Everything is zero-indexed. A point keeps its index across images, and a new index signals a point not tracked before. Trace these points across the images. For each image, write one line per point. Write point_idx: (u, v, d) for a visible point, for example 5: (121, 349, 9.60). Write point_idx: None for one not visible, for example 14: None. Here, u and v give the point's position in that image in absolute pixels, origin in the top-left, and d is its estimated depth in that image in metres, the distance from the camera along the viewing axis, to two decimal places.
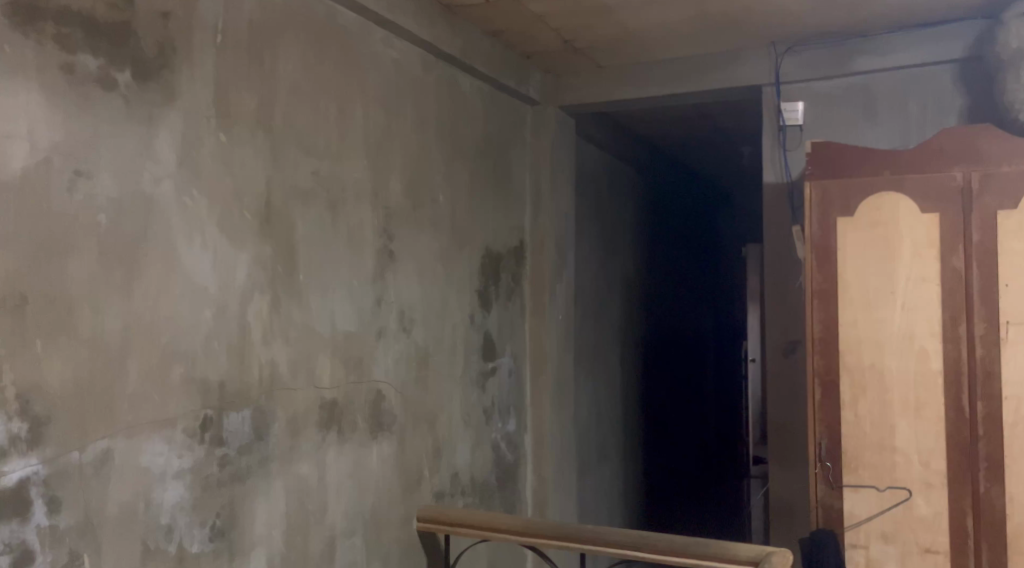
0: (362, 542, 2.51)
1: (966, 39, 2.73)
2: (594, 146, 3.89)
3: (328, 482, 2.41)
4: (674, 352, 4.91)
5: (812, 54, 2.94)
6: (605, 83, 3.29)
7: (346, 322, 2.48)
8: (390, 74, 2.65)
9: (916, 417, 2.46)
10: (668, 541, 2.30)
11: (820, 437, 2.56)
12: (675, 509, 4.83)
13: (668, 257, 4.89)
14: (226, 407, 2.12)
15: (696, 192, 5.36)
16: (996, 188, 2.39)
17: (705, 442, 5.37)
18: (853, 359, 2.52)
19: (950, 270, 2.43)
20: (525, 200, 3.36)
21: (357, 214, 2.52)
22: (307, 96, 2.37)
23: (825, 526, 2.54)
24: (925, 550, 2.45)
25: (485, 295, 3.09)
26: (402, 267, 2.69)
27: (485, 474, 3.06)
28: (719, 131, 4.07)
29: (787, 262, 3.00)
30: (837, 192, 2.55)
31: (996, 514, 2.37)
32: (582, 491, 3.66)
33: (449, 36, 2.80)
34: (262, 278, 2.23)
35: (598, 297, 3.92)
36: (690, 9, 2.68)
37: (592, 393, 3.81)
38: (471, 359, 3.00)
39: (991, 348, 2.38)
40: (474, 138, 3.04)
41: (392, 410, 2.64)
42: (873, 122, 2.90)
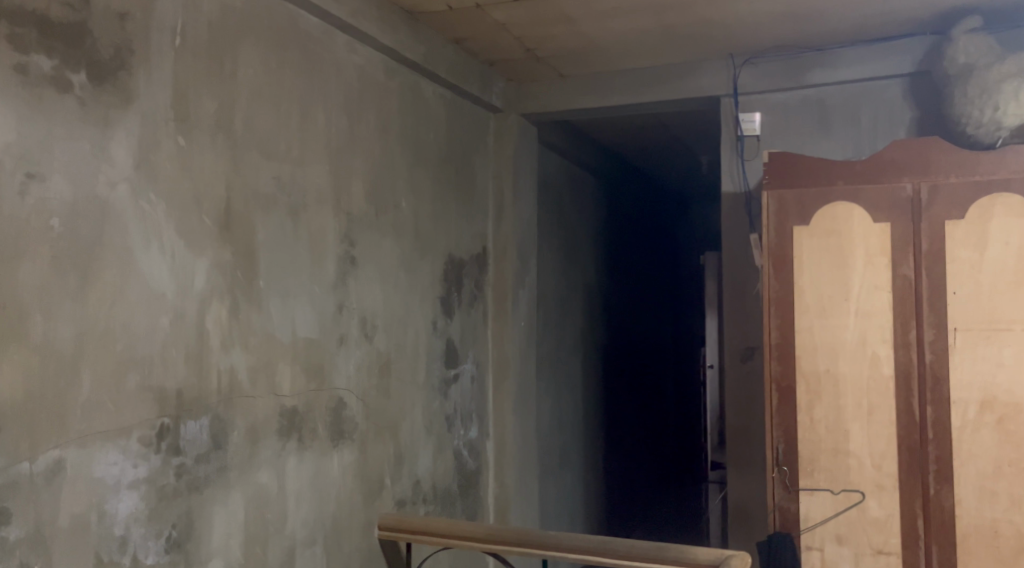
0: (322, 551, 2.49)
1: (916, 55, 2.82)
2: (555, 154, 3.92)
3: (288, 490, 2.39)
4: (634, 359, 4.95)
5: (769, 66, 3.00)
6: (566, 91, 3.32)
7: (308, 328, 2.46)
8: (352, 79, 2.65)
9: (869, 421, 2.52)
10: (628, 545, 2.32)
11: (776, 440, 2.61)
12: (635, 514, 4.86)
13: (628, 265, 4.93)
14: (183, 415, 2.10)
15: (656, 201, 5.42)
16: (944, 199, 2.47)
17: (664, 448, 5.42)
18: (809, 364, 2.57)
19: (901, 278, 2.50)
20: (488, 207, 3.38)
21: (318, 220, 2.51)
22: (268, 100, 2.36)
23: (781, 530, 2.58)
24: (878, 552, 2.50)
25: (447, 302, 3.10)
26: (365, 273, 2.68)
27: (447, 482, 3.05)
28: (679, 140, 4.13)
29: (744, 270, 3.05)
30: (792, 201, 2.61)
31: (945, 515, 2.44)
32: (544, 498, 3.67)
33: (412, 43, 2.80)
34: (222, 283, 2.21)
35: (560, 305, 3.95)
36: (649, 20, 2.72)
37: (553, 400, 3.83)
38: (433, 366, 3.00)
39: (941, 353, 2.45)
40: (437, 145, 3.05)
41: (353, 417, 2.63)
42: (828, 133, 2.97)
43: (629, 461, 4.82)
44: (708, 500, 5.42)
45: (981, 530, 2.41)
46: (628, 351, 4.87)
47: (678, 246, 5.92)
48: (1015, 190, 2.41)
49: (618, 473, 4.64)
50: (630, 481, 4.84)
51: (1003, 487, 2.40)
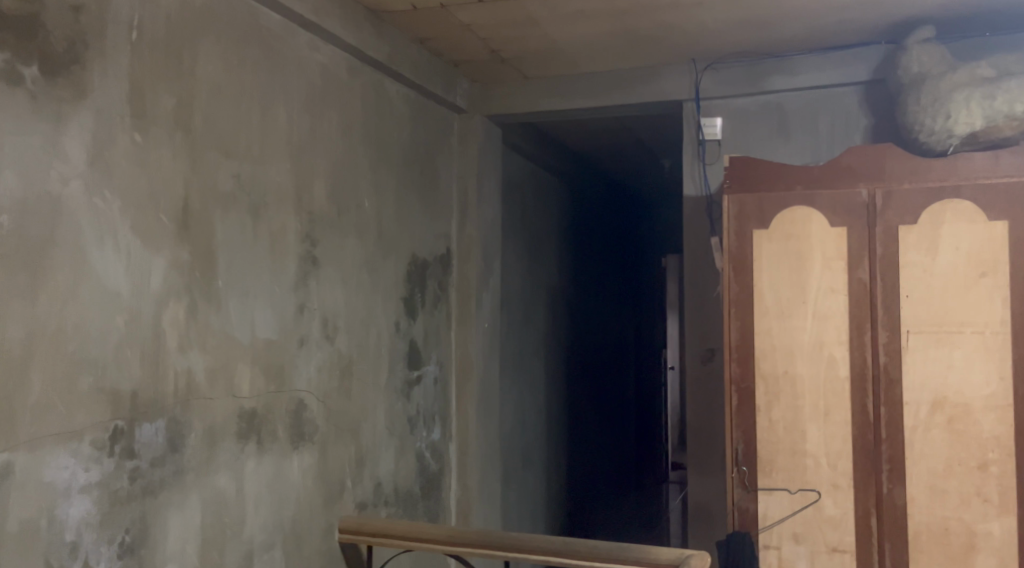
0: (281, 555, 2.46)
1: (871, 63, 2.88)
2: (519, 156, 3.92)
3: (247, 494, 2.36)
4: (596, 360, 4.97)
5: (729, 71, 3.05)
6: (530, 94, 3.33)
7: (267, 328, 2.43)
8: (314, 77, 2.62)
9: (825, 421, 2.57)
10: (590, 546, 2.33)
11: (736, 441, 2.65)
12: (597, 514, 4.87)
13: (590, 267, 4.95)
14: (138, 417, 2.06)
15: (619, 204, 5.45)
16: (898, 205, 2.53)
17: (626, 449, 5.45)
18: (768, 366, 2.62)
19: (856, 281, 2.55)
20: (452, 208, 3.37)
21: (279, 219, 2.48)
22: (228, 97, 2.32)
23: (740, 529, 2.63)
24: (833, 549, 2.55)
25: (411, 303, 3.08)
26: (326, 273, 2.66)
27: (409, 484, 3.04)
28: (641, 143, 4.16)
29: (705, 273, 3.09)
30: (752, 205, 2.66)
31: (898, 513, 2.50)
32: (507, 500, 3.67)
33: (376, 42, 2.79)
34: (179, 283, 2.17)
35: (524, 306, 3.95)
36: (611, 24, 2.75)
37: (516, 401, 3.83)
38: (395, 368, 2.98)
39: (894, 355, 2.51)
40: (400, 144, 3.03)
41: (314, 419, 2.60)
42: (787, 138, 3.02)
43: (591, 462, 4.83)
44: (669, 499, 5.47)
45: (931, 527, 2.48)
46: (590, 352, 4.89)
47: (639, 248, 5.97)
48: (966, 196, 2.48)
49: (580, 473, 4.66)
50: (592, 482, 4.85)
51: (952, 486, 2.46)
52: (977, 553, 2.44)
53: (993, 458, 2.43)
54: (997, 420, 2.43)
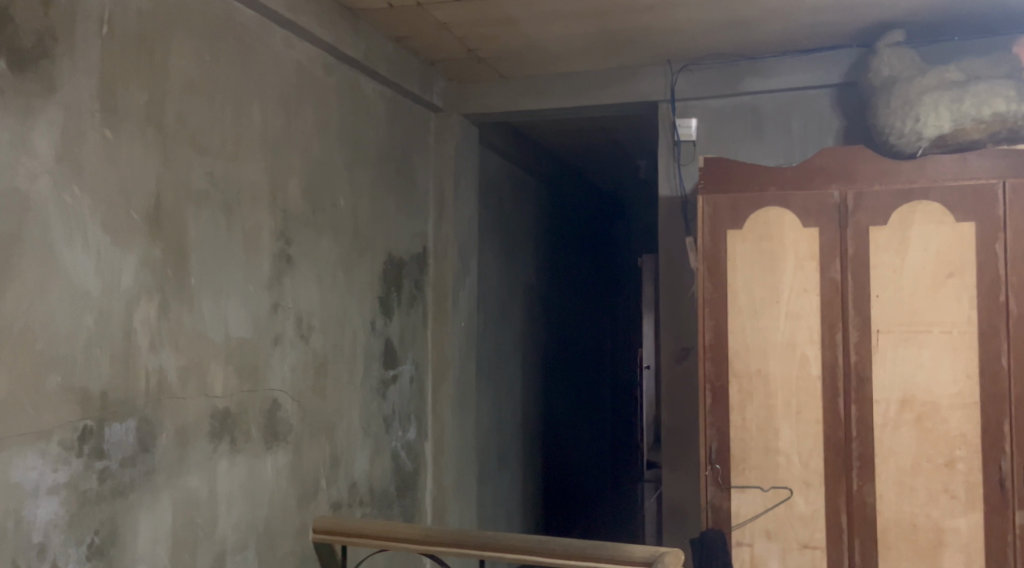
0: (254, 555, 2.44)
1: (843, 66, 2.92)
2: (496, 155, 3.92)
3: (219, 494, 2.33)
4: (571, 359, 4.98)
5: (705, 73, 3.07)
6: (506, 93, 3.33)
7: (241, 327, 2.41)
8: (289, 74, 2.60)
9: (797, 420, 2.60)
10: (565, 545, 2.34)
11: (709, 440, 2.67)
12: (572, 512, 4.89)
13: (567, 266, 4.96)
14: (108, 417, 2.04)
15: (595, 204, 5.47)
16: (869, 206, 2.57)
17: (602, 447, 5.47)
18: (742, 364, 2.65)
19: (828, 281, 2.58)
20: (429, 207, 3.36)
21: (253, 217, 2.46)
22: (201, 93, 2.30)
23: (714, 526, 2.65)
24: (804, 546, 2.59)
25: (386, 302, 3.07)
26: (301, 272, 2.64)
27: (384, 484, 3.03)
28: (617, 143, 4.18)
29: (679, 273, 3.11)
30: (726, 206, 2.68)
31: (867, 510, 2.54)
32: (482, 499, 3.67)
33: (352, 39, 2.77)
34: (151, 282, 2.14)
35: (500, 306, 3.95)
36: (586, 24, 2.76)
37: (492, 400, 3.83)
38: (371, 368, 2.96)
39: (865, 354, 2.55)
40: (376, 142, 3.01)
41: (288, 418, 2.58)
42: (761, 139, 3.05)
43: (566, 460, 4.84)
44: (644, 498, 5.50)
45: (899, 523, 2.52)
46: (566, 351, 4.90)
47: (616, 248, 5.99)
48: (934, 198, 2.52)
49: (555, 472, 4.66)
50: (568, 481, 4.86)
51: (921, 483, 2.51)
52: (944, 548, 2.49)
53: (960, 456, 2.48)
54: (964, 418, 2.48)
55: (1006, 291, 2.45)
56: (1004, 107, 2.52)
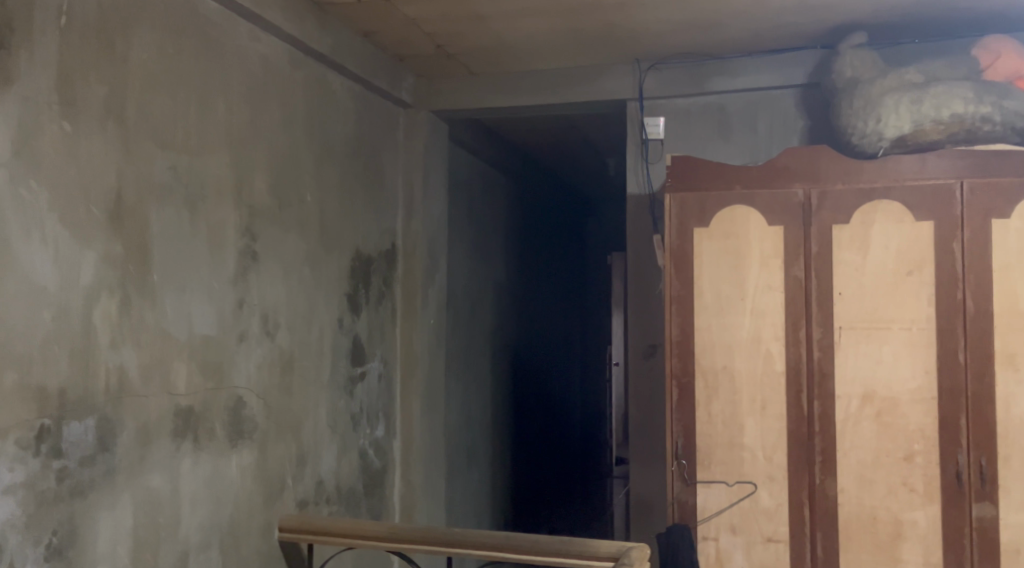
0: (218, 555, 2.41)
1: (807, 67, 2.96)
2: (465, 152, 3.91)
3: (182, 493, 2.30)
4: (540, 356, 4.99)
5: (672, 72, 3.09)
6: (475, 89, 3.32)
7: (205, 324, 2.37)
8: (255, 69, 2.56)
9: (762, 415, 2.64)
10: (533, 540, 2.34)
11: (676, 435, 2.70)
12: (540, 508, 4.89)
13: (536, 264, 4.97)
14: (66, 416, 2.00)
15: (565, 202, 5.48)
16: (832, 204, 2.61)
17: (570, 444, 5.49)
18: (707, 361, 2.68)
19: (792, 278, 2.62)
20: (397, 203, 3.34)
21: (218, 213, 2.42)
22: (164, 86, 2.26)
23: (680, 521, 2.68)
24: (768, 539, 2.63)
25: (354, 299, 3.04)
26: (267, 268, 2.60)
27: (351, 482, 3.01)
28: (586, 141, 4.18)
29: (647, 270, 3.13)
30: (693, 204, 2.71)
31: (830, 503, 2.58)
32: (451, 497, 3.66)
33: (319, 34, 2.74)
34: (112, 278, 2.11)
35: (469, 302, 3.94)
36: (553, 22, 2.76)
37: (461, 397, 3.82)
38: (338, 364, 2.94)
39: (828, 351, 2.60)
40: (344, 138, 2.98)
41: (253, 417, 2.55)
42: (727, 138, 3.08)
43: (535, 456, 4.85)
44: (613, 494, 5.53)
45: (860, 516, 2.57)
46: (535, 348, 4.90)
47: (585, 246, 6.01)
48: (894, 197, 2.57)
49: (523, 468, 4.67)
50: (536, 477, 4.87)
51: (880, 477, 2.56)
52: (903, 540, 2.54)
53: (918, 450, 2.53)
54: (923, 413, 2.53)
55: (963, 289, 2.51)
56: (962, 108, 2.56)
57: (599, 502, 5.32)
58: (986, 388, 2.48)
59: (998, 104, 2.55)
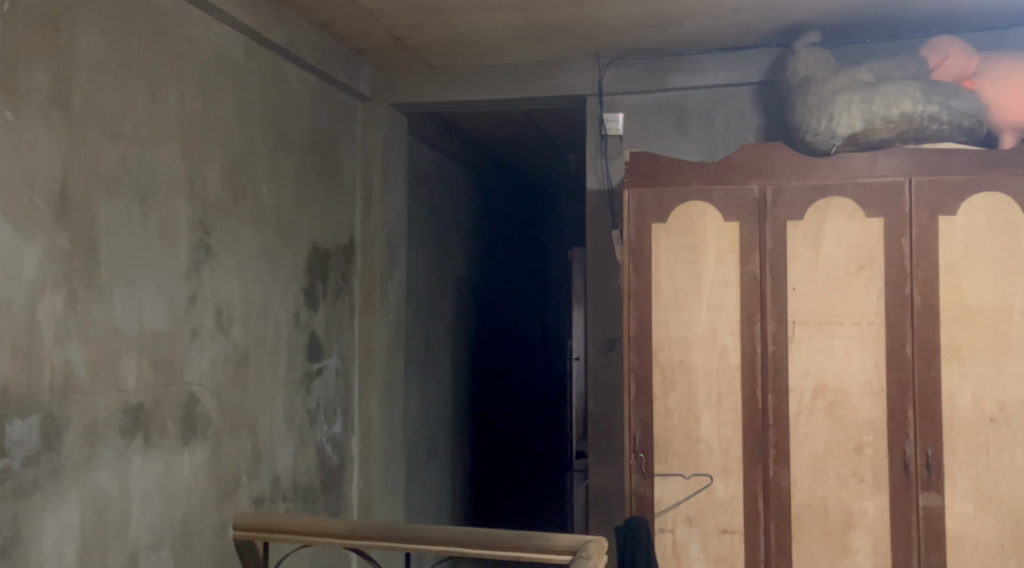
0: (170, 555, 2.36)
1: (763, 65, 3.00)
2: (425, 146, 3.87)
3: (132, 492, 2.24)
4: (500, 350, 4.98)
5: (631, 68, 3.11)
6: (435, 83, 3.29)
7: (155, 319, 2.32)
8: (207, 58, 2.50)
9: (718, 409, 2.68)
10: (491, 536, 2.33)
11: (634, 429, 2.73)
12: (499, 502, 4.88)
13: (496, 258, 4.95)
14: (8, 414, 1.95)
15: (525, 196, 5.48)
16: (787, 201, 2.65)
17: (531, 438, 5.49)
18: (664, 355, 2.71)
19: (747, 273, 2.66)
20: (355, 197, 3.30)
21: (170, 206, 2.36)
22: (112, 75, 2.19)
23: (637, 514, 2.71)
24: (723, 531, 2.67)
25: (311, 294, 3.00)
26: (220, 263, 2.55)
27: (308, 478, 2.96)
28: (545, 136, 4.18)
29: (607, 265, 3.15)
30: (651, 199, 2.73)
31: (782, 494, 2.63)
32: (410, 492, 3.64)
33: (274, 24, 2.69)
34: (56, 272, 2.05)
35: (429, 297, 3.91)
36: (510, 17, 2.76)
37: (421, 392, 3.79)
38: (295, 360, 2.89)
39: (782, 344, 2.64)
40: (301, 130, 2.93)
41: (206, 413, 2.50)
42: (684, 135, 3.11)
43: (494, 450, 4.84)
44: (573, 487, 5.54)
45: (812, 507, 2.62)
46: (495, 342, 4.89)
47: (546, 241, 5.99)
48: (847, 194, 2.62)
49: (482, 462, 4.65)
50: (495, 471, 4.86)
51: (831, 468, 2.61)
52: (853, 530, 2.60)
53: (867, 441, 2.59)
54: (872, 405, 2.59)
55: (912, 285, 2.57)
56: (911, 107, 2.61)
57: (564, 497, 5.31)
58: (932, 380, 2.55)
59: (945, 104, 2.60)
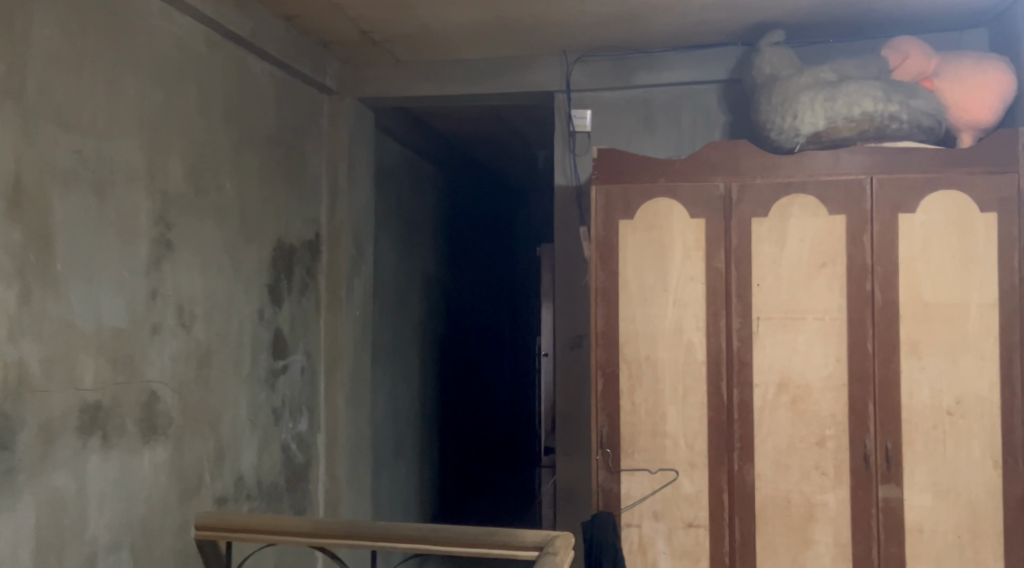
0: (129, 556, 2.31)
1: (728, 63, 3.02)
2: (393, 140, 3.84)
3: (90, 493, 2.19)
4: (468, 346, 4.97)
5: (599, 65, 3.11)
6: (401, 77, 3.26)
7: (115, 316, 2.26)
8: (168, 50, 2.44)
9: (684, 404, 2.70)
10: (458, 533, 2.31)
11: (601, 424, 2.74)
12: (467, 497, 4.87)
13: (465, 254, 4.94)
14: None
15: (494, 192, 5.47)
16: (752, 198, 2.68)
17: (499, 433, 5.48)
18: (631, 351, 2.73)
19: (713, 270, 2.69)
20: (321, 192, 3.26)
21: (129, 200, 2.31)
22: (68, 65, 2.14)
23: (604, 509, 2.73)
24: (689, 525, 2.69)
25: (276, 290, 2.95)
26: (182, 258, 2.50)
27: (273, 477, 2.93)
28: (513, 131, 4.16)
29: (575, 261, 3.16)
30: (618, 196, 2.74)
31: (747, 488, 2.66)
32: (377, 489, 3.61)
33: (237, 15, 2.64)
34: (9, 267, 2.00)
35: (397, 293, 3.89)
36: (476, 12, 2.75)
37: (388, 389, 3.77)
38: (259, 357, 2.85)
39: (746, 340, 2.67)
40: (265, 124, 2.88)
41: (167, 411, 2.45)
42: (652, 132, 3.12)
43: (462, 447, 4.83)
44: (541, 482, 5.54)
45: (775, 500, 2.65)
46: (463, 338, 4.88)
47: (514, 238, 5.97)
48: (810, 191, 2.65)
49: (450, 458, 4.63)
50: (464, 467, 4.85)
51: (794, 461, 2.65)
52: (815, 522, 2.63)
53: (829, 435, 2.63)
54: (834, 399, 2.63)
55: (872, 281, 2.61)
56: (872, 107, 2.64)
57: (528, 494, 5.30)
58: (892, 375, 2.60)
59: (905, 103, 2.63)
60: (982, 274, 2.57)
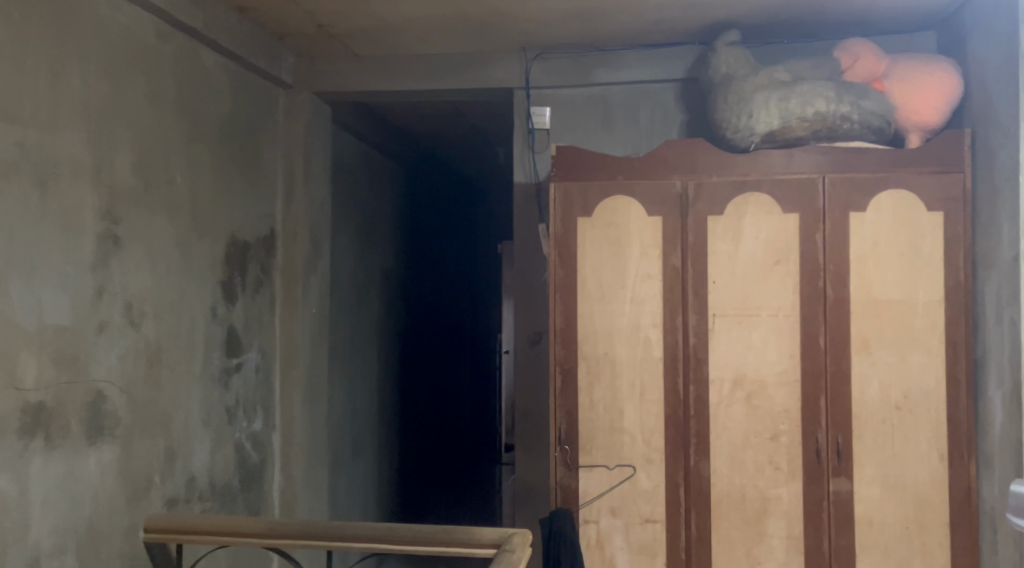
0: (74, 560, 2.24)
1: (686, 62, 3.04)
2: (351, 135, 3.79)
3: (32, 495, 2.12)
4: (427, 343, 4.93)
5: (557, 62, 3.11)
6: (357, 72, 3.21)
7: (58, 314, 2.19)
8: (115, 39, 2.37)
9: (641, 400, 2.71)
10: (415, 532, 2.28)
11: (559, 421, 2.74)
12: (425, 495, 4.83)
13: (424, 250, 4.90)
14: None
15: (454, 189, 5.45)
16: (708, 196, 2.70)
17: (458, 430, 5.45)
18: (589, 347, 2.73)
19: (669, 268, 2.71)
20: (276, 188, 3.20)
21: (75, 194, 2.24)
22: (8, 54, 2.07)
23: (562, 505, 2.73)
24: (646, 520, 2.71)
25: (229, 286, 2.89)
26: (130, 254, 2.42)
27: (226, 477, 2.86)
28: (472, 127, 4.13)
29: (534, 258, 3.15)
30: (577, 193, 2.74)
31: (703, 483, 2.69)
32: (333, 489, 3.56)
33: (187, 6, 2.57)
34: None
35: (355, 290, 3.84)
36: (433, 7, 2.73)
37: (346, 387, 3.72)
38: (212, 356, 2.79)
39: (702, 336, 2.70)
40: (218, 117, 2.81)
41: (115, 411, 2.37)
42: (610, 129, 3.13)
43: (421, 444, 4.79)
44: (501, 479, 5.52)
45: (731, 495, 2.68)
46: (422, 336, 4.84)
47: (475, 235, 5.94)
48: (765, 190, 2.69)
49: (409, 455, 4.59)
50: (423, 464, 4.81)
51: (749, 456, 2.68)
52: (769, 516, 2.67)
53: (783, 430, 2.67)
54: (788, 395, 2.67)
55: (825, 279, 2.66)
56: (824, 107, 2.67)
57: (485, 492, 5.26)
58: (844, 371, 2.65)
59: (856, 104, 2.67)
60: (931, 272, 2.63)
